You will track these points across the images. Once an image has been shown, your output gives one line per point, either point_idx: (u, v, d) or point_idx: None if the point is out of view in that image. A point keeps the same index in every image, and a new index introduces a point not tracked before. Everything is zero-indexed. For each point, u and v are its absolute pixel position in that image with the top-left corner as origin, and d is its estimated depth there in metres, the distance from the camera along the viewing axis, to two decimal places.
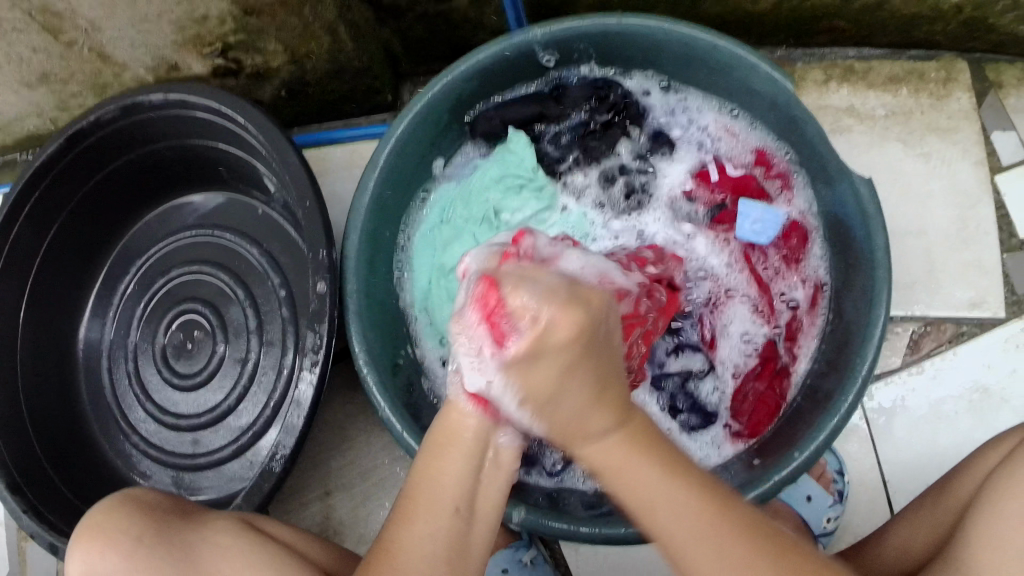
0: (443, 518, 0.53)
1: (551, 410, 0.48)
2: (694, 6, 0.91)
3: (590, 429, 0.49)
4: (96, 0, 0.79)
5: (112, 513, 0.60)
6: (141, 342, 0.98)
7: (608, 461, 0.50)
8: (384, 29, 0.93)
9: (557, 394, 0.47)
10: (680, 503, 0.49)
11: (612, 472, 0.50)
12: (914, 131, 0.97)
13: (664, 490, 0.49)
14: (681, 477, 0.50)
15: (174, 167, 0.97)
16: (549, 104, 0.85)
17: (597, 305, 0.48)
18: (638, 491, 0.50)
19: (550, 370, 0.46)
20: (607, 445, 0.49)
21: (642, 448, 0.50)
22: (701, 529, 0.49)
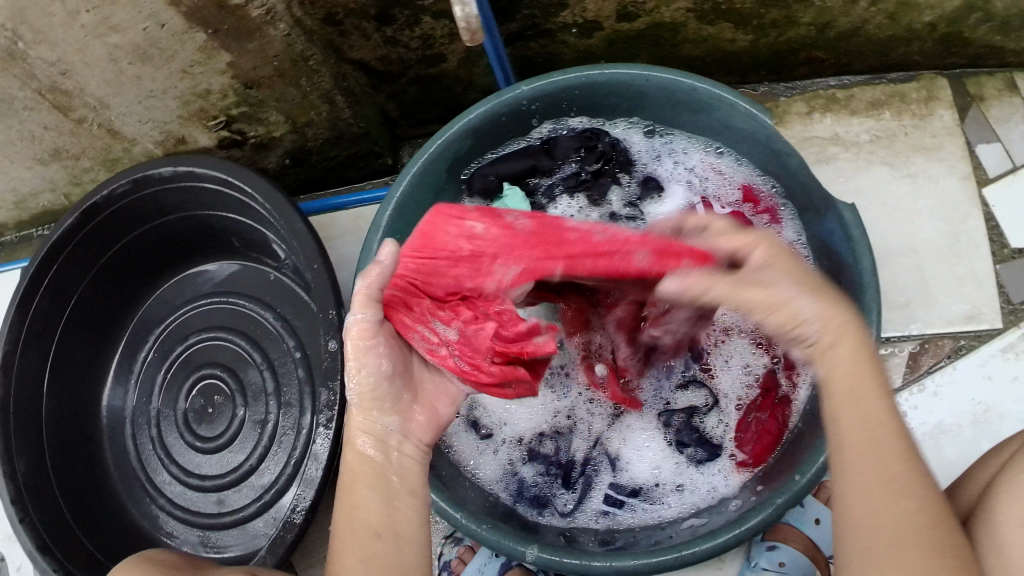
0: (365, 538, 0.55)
1: (789, 309, 0.54)
2: (674, 50, 0.94)
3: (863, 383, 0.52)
4: (103, 80, 0.83)
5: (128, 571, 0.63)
6: (163, 408, 1.01)
7: (844, 374, 0.52)
8: (380, 95, 0.97)
9: (797, 295, 0.54)
10: (888, 446, 0.49)
11: (843, 385, 0.52)
12: (899, 153, 1.00)
13: (886, 437, 0.50)
14: (891, 424, 0.51)
15: (185, 238, 1.01)
16: (540, 157, 0.87)
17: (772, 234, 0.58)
18: (871, 439, 0.50)
19: (782, 269, 0.55)
20: (845, 357, 0.53)
21: (868, 389, 0.52)
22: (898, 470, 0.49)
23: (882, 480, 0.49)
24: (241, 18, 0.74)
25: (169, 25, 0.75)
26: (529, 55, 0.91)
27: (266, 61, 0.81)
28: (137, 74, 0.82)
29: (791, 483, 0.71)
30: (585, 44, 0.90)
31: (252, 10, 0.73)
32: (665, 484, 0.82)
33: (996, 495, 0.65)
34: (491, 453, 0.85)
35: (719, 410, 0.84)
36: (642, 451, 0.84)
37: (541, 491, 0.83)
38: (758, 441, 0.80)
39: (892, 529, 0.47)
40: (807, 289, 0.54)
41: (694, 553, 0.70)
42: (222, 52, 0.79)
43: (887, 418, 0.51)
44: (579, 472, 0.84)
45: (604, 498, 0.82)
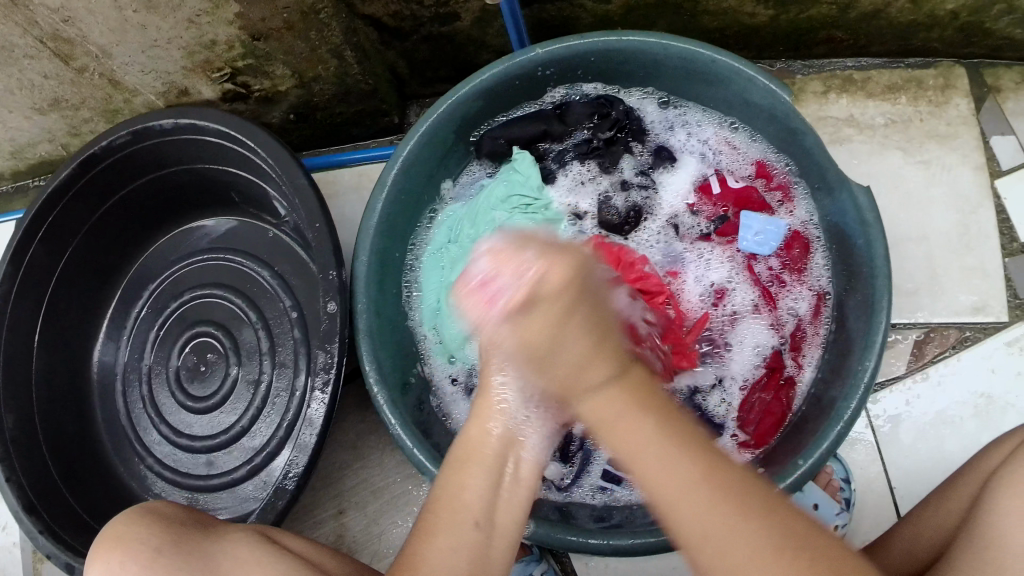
0: (462, 532, 0.55)
1: (548, 361, 0.52)
2: (693, 21, 0.92)
3: (583, 383, 0.53)
4: (107, 27, 0.80)
5: (133, 525, 0.60)
6: (155, 365, 1.00)
7: (603, 411, 0.53)
8: (389, 53, 0.95)
9: (557, 344, 0.52)
10: (678, 462, 0.49)
11: (605, 423, 0.53)
12: (913, 139, 0.98)
13: (680, 456, 0.50)
14: (657, 423, 0.51)
15: (185, 192, 0.99)
16: (552, 122, 0.86)
17: (575, 255, 0.55)
18: (660, 470, 0.50)
19: (543, 324, 0.52)
20: (602, 399, 0.53)
21: (634, 403, 0.52)
22: (698, 482, 0.49)
23: (705, 505, 0.48)
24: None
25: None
26: (545, 18, 0.89)
27: (275, 13, 0.79)
28: (141, 22, 0.80)
29: (794, 467, 0.69)
30: (603, 10, 0.88)
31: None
32: None
33: (999, 482, 0.63)
34: None
35: (723, 389, 0.83)
36: None
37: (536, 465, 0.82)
38: (761, 422, 0.80)
39: (723, 553, 0.47)
40: (533, 360, 0.53)
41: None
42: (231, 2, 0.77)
43: (652, 421, 0.51)
44: (577, 447, 0.82)
45: (602, 475, 0.81)
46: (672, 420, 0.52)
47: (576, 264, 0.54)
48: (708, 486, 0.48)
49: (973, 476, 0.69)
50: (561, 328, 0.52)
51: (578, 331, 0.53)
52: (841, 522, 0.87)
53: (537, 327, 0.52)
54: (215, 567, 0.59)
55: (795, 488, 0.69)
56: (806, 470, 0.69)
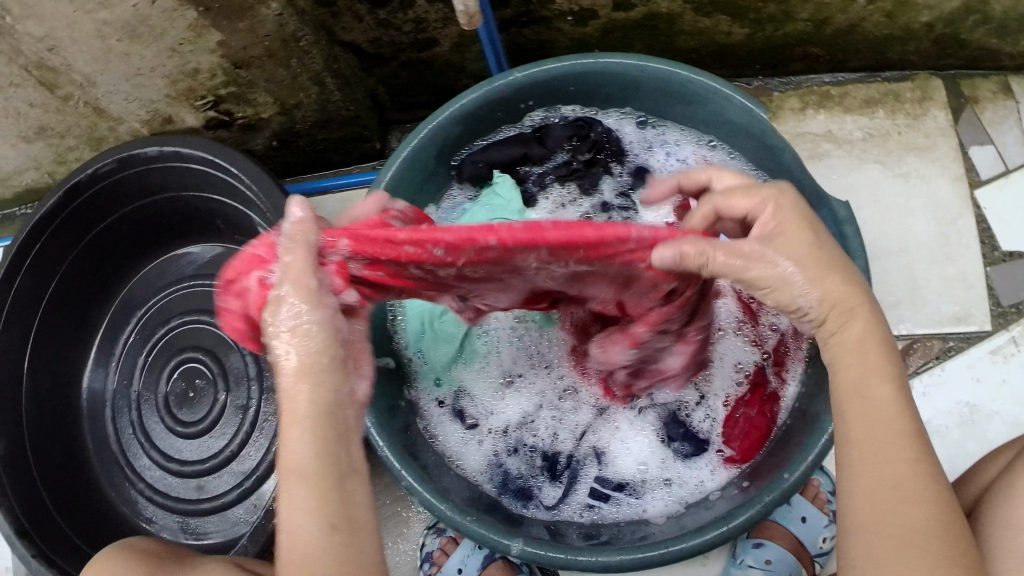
0: (312, 541, 0.46)
1: (823, 284, 0.56)
2: (670, 41, 0.93)
3: (874, 373, 0.55)
4: (91, 56, 0.81)
5: (112, 558, 0.64)
6: (144, 391, 1.00)
7: (841, 355, 0.57)
8: (370, 78, 0.96)
9: (858, 346, 0.56)
10: (900, 472, 0.52)
11: (839, 367, 0.56)
12: (891, 152, 0.99)
13: (912, 527, 0.50)
14: (916, 448, 0.53)
15: (170, 220, 0.99)
16: (532, 145, 0.86)
17: (786, 192, 0.60)
18: (894, 481, 0.52)
19: (856, 318, 0.56)
20: (882, 388, 0.54)
21: (907, 412, 0.54)
22: (913, 498, 0.51)
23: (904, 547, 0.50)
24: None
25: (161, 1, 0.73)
26: (523, 42, 0.89)
27: (256, 41, 0.80)
28: (125, 52, 0.80)
29: (781, 480, 0.70)
30: (580, 32, 0.88)
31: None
32: (653, 480, 0.81)
33: (1005, 495, 0.63)
34: (475, 444, 0.83)
35: (707, 405, 0.83)
36: (630, 450, 0.82)
37: (525, 484, 0.82)
38: (745, 437, 0.80)
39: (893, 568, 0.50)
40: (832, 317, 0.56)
41: (672, 552, 0.69)
42: (212, 31, 0.78)
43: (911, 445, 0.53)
44: (565, 465, 0.83)
45: (589, 492, 0.81)
46: (924, 444, 0.53)
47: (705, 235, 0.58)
48: (931, 505, 0.51)
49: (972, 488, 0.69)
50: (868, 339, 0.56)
51: (881, 356, 0.56)
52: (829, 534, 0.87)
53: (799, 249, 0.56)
54: None
55: (783, 501, 0.69)
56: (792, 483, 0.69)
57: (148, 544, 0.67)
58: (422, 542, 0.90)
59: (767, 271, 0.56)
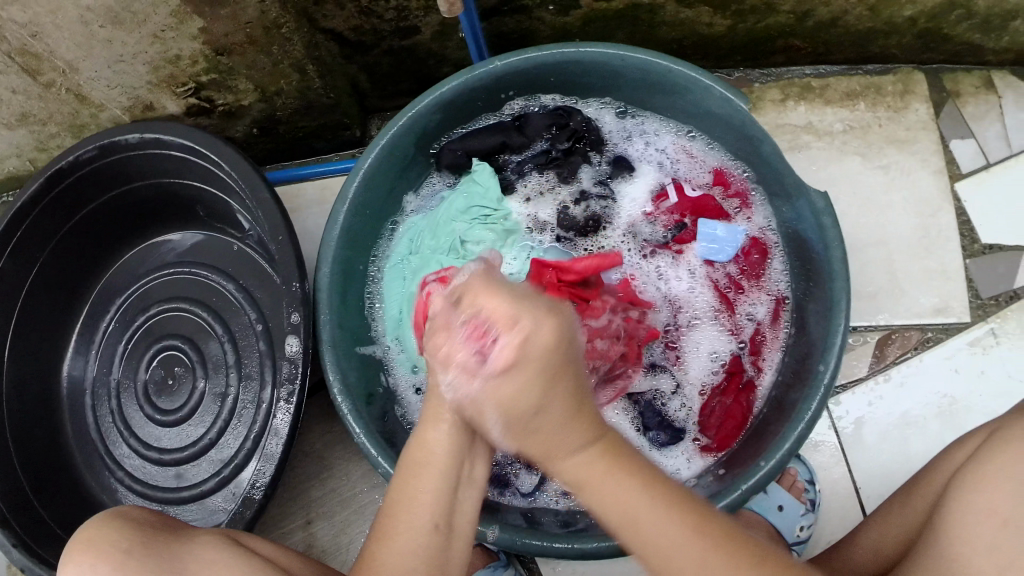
0: (420, 534, 0.54)
1: (528, 426, 0.49)
2: (652, 32, 0.93)
3: (561, 450, 0.50)
4: (73, 42, 0.81)
5: (104, 525, 0.61)
6: (123, 380, 1.00)
7: (584, 474, 0.51)
8: (352, 66, 0.96)
9: (534, 405, 0.48)
10: (659, 527, 0.50)
11: (588, 487, 0.51)
12: (872, 145, 1.00)
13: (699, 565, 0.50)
14: (647, 486, 0.51)
15: (151, 207, 0.99)
16: (511, 133, 0.86)
17: (561, 307, 0.52)
18: (651, 533, 0.50)
19: (530, 384, 0.48)
20: (582, 460, 0.50)
21: (620, 465, 0.51)
22: (679, 541, 0.50)
23: None
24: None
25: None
26: (504, 30, 0.89)
27: (238, 27, 0.80)
28: (108, 37, 0.80)
29: (756, 469, 0.70)
30: (561, 22, 0.88)
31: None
32: None
33: (970, 477, 0.63)
34: None
35: (682, 395, 0.83)
36: None
37: (502, 471, 0.82)
38: (722, 426, 0.80)
39: None
40: (543, 383, 0.48)
41: None
42: (194, 17, 0.78)
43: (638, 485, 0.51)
44: None
45: None
46: (653, 481, 0.52)
47: (557, 330, 0.49)
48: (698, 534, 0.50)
49: (941, 472, 0.70)
50: (545, 394, 0.48)
51: (563, 398, 0.49)
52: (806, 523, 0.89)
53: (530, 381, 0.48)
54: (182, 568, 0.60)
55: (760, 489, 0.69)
56: (767, 471, 0.69)
57: (138, 514, 0.65)
58: None
59: (537, 416, 0.49)
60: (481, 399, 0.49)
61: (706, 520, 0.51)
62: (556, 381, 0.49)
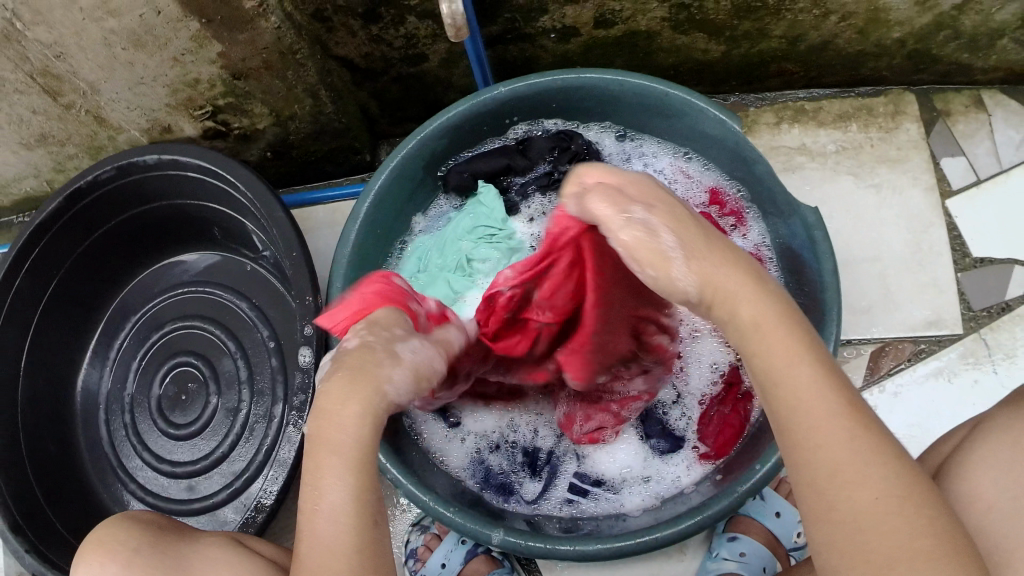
0: (340, 523, 0.50)
1: (689, 272, 0.52)
2: (650, 58, 0.97)
3: (734, 299, 0.52)
4: (97, 64, 0.84)
5: (111, 527, 0.65)
6: (137, 395, 1.03)
7: (765, 339, 0.51)
8: (362, 92, 1.00)
9: (711, 255, 0.53)
10: (824, 399, 0.49)
11: (767, 357, 0.51)
12: (864, 164, 1.03)
13: (862, 458, 0.47)
14: (829, 375, 0.50)
15: (166, 228, 1.03)
16: (515, 156, 0.89)
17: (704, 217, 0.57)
18: (818, 410, 0.48)
19: (692, 236, 0.54)
20: (764, 324, 0.51)
21: (798, 341, 0.51)
22: (839, 419, 0.48)
23: (869, 495, 0.47)
24: (235, 9, 0.77)
25: (166, 12, 0.77)
26: (507, 58, 0.93)
27: (254, 53, 0.84)
28: (130, 60, 0.84)
29: (754, 472, 0.72)
30: (562, 49, 0.92)
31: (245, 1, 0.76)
32: (632, 477, 0.84)
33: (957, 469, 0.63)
34: (458, 441, 0.87)
35: (682, 404, 0.86)
36: (613, 450, 0.86)
37: (506, 479, 0.85)
38: (719, 434, 0.82)
39: (849, 485, 0.47)
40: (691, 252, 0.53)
41: (649, 540, 0.72)
42: (214, 41, 0.82)
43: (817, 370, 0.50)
44: (545, 461, 0.87)
45: (568, 487, 0.84)
46: (833, 370, 0.51)
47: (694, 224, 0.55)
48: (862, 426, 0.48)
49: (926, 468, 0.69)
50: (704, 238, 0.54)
51: (717, 247, 0.54)
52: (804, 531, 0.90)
53: (690, 232, 0.54)
54: (187, 567, 0.63)
55: (755, 490, 0.71)
56: (764, 474, 0.71)
57: (147, 516, 0.68)
58: (408, 539, 0.95)
59: (711, 285, 0.52)
60: (738, 290, 0.52)
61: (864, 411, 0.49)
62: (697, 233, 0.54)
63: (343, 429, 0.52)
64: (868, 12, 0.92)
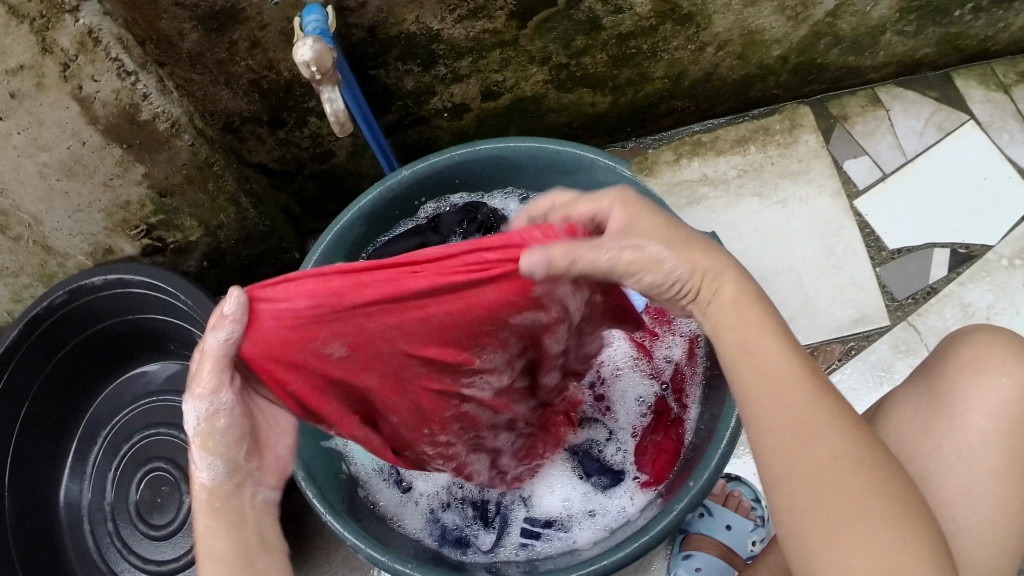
0: None
1: (631, 263, 0.59)
2: (542, 120, 1.03)
3: (693, 268, 0.59)
4: (36, 195, 0.86)
5: None
6: (117, 503, 1.07)
7: (726, 308, 0.58)
8: (282, 195, 1.09)
9: (661, 245, 0.59)
10: (784, 364, 0.54)
11: (737, 326, 0.57)
12: (767, 182, 1.09)
13: (821, 417, 0.52)
14: (789, 347, 0.55)
15: (123, 343, 1.08)
16: (428, 234, 0.93)
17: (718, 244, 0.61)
18: (766, 375, 0.54)
19: (644, 238, 0.60)
20: (727, 297, 0.58)
21: (757, 309, 0.58)
22: (790, 380, 0.53)
23: (821, 455, 0.50)
24: (151, 132, 0.83)
25: (90, 141, 0.81)
26: (409, 141, 0.99)
27: (176, 169, 0.89)
28: (64, 189, 0.86)
29: (688, 489, 0.76)
30: (457, 125, 0.98)
31: (158, 124, 0.83)
32: (578, 513, 0.88)
33: None
34: (412, 504, 0.90)
35: (617, 440, 0.92)
36: (556, 488, 0.91)
37: (462, 533, 0.90)
38: (655, 460, 0.87)
39: (811, 447, 0.51)
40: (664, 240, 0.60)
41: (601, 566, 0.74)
42: (137, 164, 0.86)
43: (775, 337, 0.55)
44: (495, 511, 0.91)
45: (521, 532, 0.89)
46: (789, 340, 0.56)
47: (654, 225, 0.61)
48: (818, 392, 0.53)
49: None
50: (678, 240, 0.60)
51: (669, 242, 0.60)
52: (757, 537, 0.94)
53: (669, 233, 0.60)
54: None
55: (692, 506, 0.75)
56: (698, 490, 0.75)
57: None
58: None
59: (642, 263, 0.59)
60: (671, 262, 0.59)
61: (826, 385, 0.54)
62: (655, 232, 0.60)
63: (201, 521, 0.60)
64: (742, 39, 0.97)
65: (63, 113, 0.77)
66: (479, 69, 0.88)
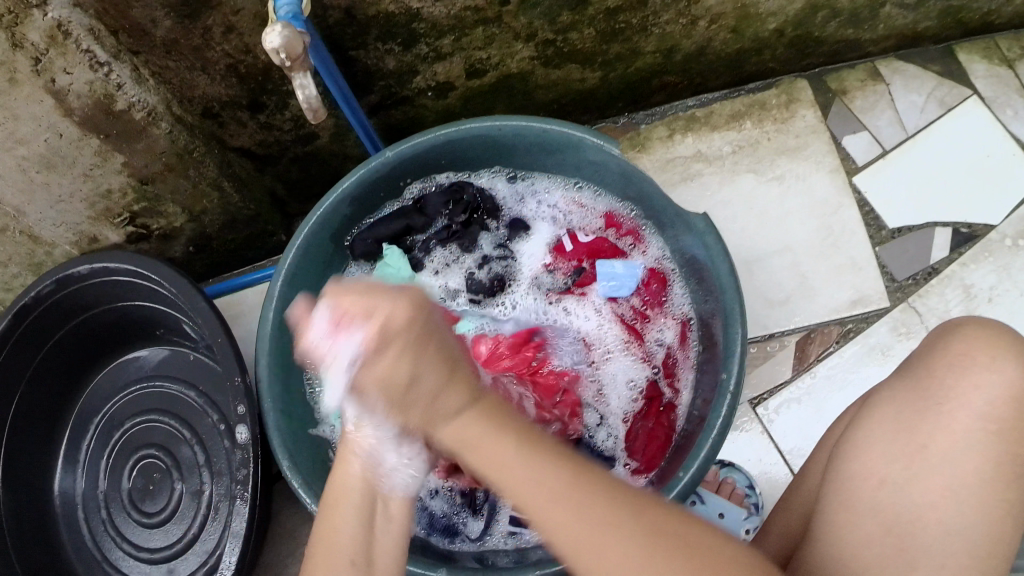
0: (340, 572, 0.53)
1: (408, 399, 0.48)
2: (530, 97, 1.01)
3: (440, 411, 0.49)
4: (15, 188, 0.85)
5: None
6: (110, 491, 1.07)
7: (465, 438, 0.49)
8: (266, 177, 1.07)
9: (410, 376, 0.47)
10: (538, 481, 0.47)
11: (468, 449, 0.49)
12: (763, 159, 1.06)
13: (617, 533, 0.46)
14: (519, 444, 0.48)
15: (113, 331, 1.07)
16: (413, 216, 0.93)
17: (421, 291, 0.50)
18: (533, 487, 0.47)
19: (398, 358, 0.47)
20: (460, 424, 0.49)
21: (493, 425, 0.49)
22: (561, 485, 0.47)
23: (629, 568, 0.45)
24: (127, 122, 0.82)
25: (67, 133, 0.80)
26: (393, 121, 0.98)
27: (155, 157, 0.88)
28: (45, 181, 0.85)
29: (678, 481, 0.73)
30: (443, 104, 0.97)
31: (134, 113, 0.82)
32: None
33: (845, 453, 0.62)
34: None
35: (607, 425, 0.88)
36: None
37: (450, 521, 0.89)
38: (646, 448, 0.86)
39: (609, 559, 0.45)
40: (417, 352, 0.48)
41: None
42: (115, 153, 0.85)
43: (515, 445, 0.48)
44: (483, 498, 0.89)
45: (509, 520, 0.88)
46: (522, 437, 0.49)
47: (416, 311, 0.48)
48: (580, 491, 0.47)
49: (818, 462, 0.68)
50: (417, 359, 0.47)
51: (423, 356, 0.48)
52: (751, 526, 0.92)
53: (414, 346, 0.47)
54: None
55: (682, 499, 0.72)
56: (688, 481, 0.73)
57: None
58: None
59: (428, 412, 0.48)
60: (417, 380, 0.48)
61: (587, 474, 0.48)
62: (419, 345, 0.47)
63: (352, 472, 0.56)
64: (736, 13, 0.95)
65: (37, 106, 0.76)
66: (462, 47, 0.86)
